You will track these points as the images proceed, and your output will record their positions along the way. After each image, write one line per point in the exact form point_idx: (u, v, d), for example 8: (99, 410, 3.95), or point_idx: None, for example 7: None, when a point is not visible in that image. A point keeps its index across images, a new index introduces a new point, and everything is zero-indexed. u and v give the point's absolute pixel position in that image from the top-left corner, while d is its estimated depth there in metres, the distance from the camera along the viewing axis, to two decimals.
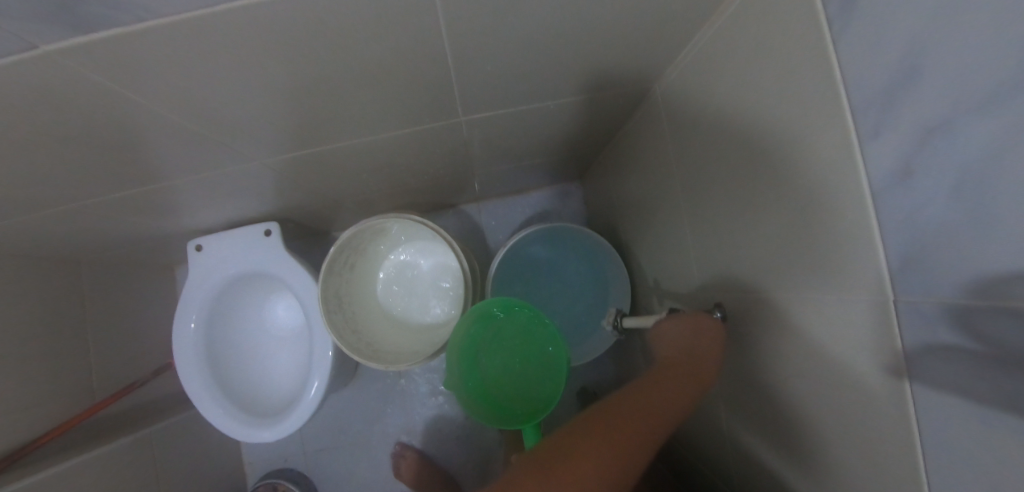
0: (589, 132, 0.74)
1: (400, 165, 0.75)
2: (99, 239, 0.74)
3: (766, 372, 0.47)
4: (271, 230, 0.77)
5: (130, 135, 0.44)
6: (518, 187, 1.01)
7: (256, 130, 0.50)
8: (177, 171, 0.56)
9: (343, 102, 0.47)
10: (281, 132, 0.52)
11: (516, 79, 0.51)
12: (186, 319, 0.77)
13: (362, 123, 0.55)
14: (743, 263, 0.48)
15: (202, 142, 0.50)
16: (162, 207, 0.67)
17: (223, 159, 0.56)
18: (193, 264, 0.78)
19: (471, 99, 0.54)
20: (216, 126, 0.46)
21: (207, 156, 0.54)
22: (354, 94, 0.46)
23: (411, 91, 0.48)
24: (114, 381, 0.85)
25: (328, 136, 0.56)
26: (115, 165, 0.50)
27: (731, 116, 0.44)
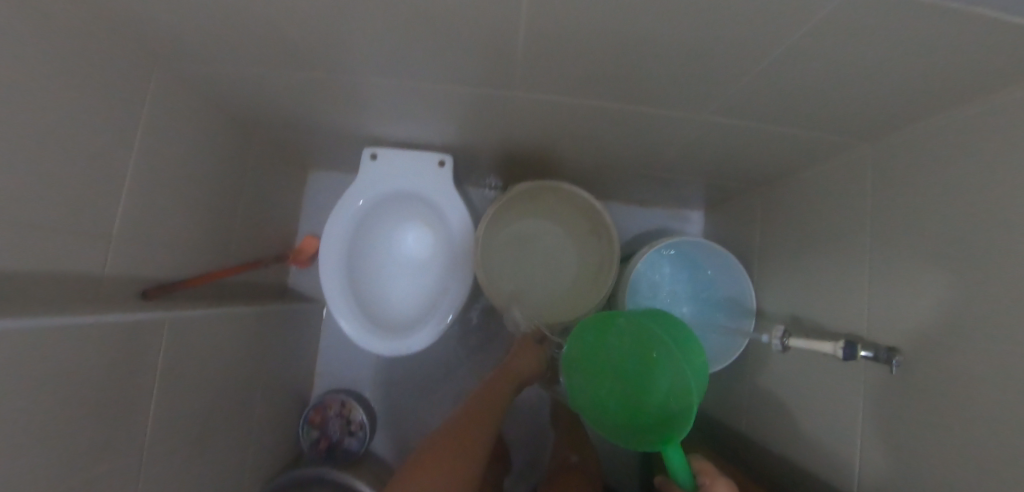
0: (763, 167, 0.78)
1: (577, 139, 0.78)
2: (289, 118, 0.79)
3: (904, 433, 0.47)
4: (445, 162, 0.81)
5: (373, 25, 0.47)
6: (655, 199, 1.05)
7: (484, 55, 0.52)
8: (375, 67, 0.58)
9: (592, 59, 0.50)
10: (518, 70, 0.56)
11: (741, 89, 0.53)
12: (341, 217, 0.81)
13: (589, 86, 0.58)
14: (913, 312, 0.48)
15: (430, 53, 0.53)
16: (359, 105, 0.72)
17: (426, 72, 0.59)
18: (362, 168, 0.82)
19: (694, 98, 0.57)
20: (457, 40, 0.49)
21: (412, 62, 0.56)
22: (615, 61, 0.50)
23: (655, 72, 0.52)
24: (244, 252, 0.88)
25: (552, 90, 0.60)
26: (342, 49, 0.54)
27: (951, 175, 0.45)
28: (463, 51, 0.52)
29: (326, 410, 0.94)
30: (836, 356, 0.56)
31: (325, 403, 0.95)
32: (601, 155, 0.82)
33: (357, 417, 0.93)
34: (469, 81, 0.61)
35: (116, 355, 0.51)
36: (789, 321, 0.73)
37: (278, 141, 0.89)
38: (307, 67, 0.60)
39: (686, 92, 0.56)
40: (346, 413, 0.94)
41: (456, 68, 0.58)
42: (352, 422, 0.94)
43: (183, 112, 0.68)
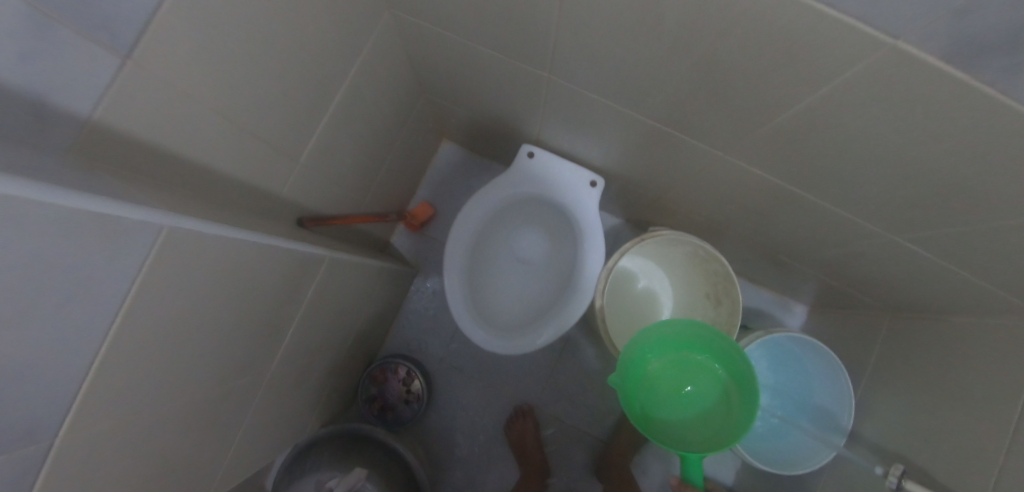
0: (909, 299, 0.75)
1: (736, 206, 0.77)
2: (470, 94, 0.81)
3: None
4: (598, 183, 0.81)
5: (633, 41, 0.49)
6: (771, 284, 1.03)
7: (725, 108, 0.53)
8: (593, 79, 0.60)
9: (833, 151, 0.50)
10: (739, 130, 0.56)
11: (960, 229, 0.51)
12: (480, 203, 0.82)
13: (797, 170, 0.58)
14: None
15: (665, 86, 0.54)
16: (547, 103, 0.73)
17: (643, 100, 0.60)
18: (516, 163, 0.83)
19: (906, 219, 0.56)
20: (709, 85, 0.50)
21: (634, 90, 0.58)
22: (852, 162, 0.50)
23: (884, 184, 0.51)
24: (375, 201, 0.89)
25: (759, 159, 0.60)
26: (580, 54, 0.56)
27: None
28: (703, 99, 0.53)
29: (391, 372, 0.94)
30: None
31: (389, 366, 0.94)
32: (756, 229, 0.81)
33: (417, 389, 0.94)
34: (680, 127, 0.62)
35: (280, 269, 0.52)
36: (891, 459, 0.71)
37: (441, 109, 0.91)
38: (530, 60, 0.62)
39: (898, 213, 0.55)
40: (409, 381, 0.94)
41: (672, 109, 0.59)
42: (410, 392, 0.94)
43: (389, 60, 0.70)
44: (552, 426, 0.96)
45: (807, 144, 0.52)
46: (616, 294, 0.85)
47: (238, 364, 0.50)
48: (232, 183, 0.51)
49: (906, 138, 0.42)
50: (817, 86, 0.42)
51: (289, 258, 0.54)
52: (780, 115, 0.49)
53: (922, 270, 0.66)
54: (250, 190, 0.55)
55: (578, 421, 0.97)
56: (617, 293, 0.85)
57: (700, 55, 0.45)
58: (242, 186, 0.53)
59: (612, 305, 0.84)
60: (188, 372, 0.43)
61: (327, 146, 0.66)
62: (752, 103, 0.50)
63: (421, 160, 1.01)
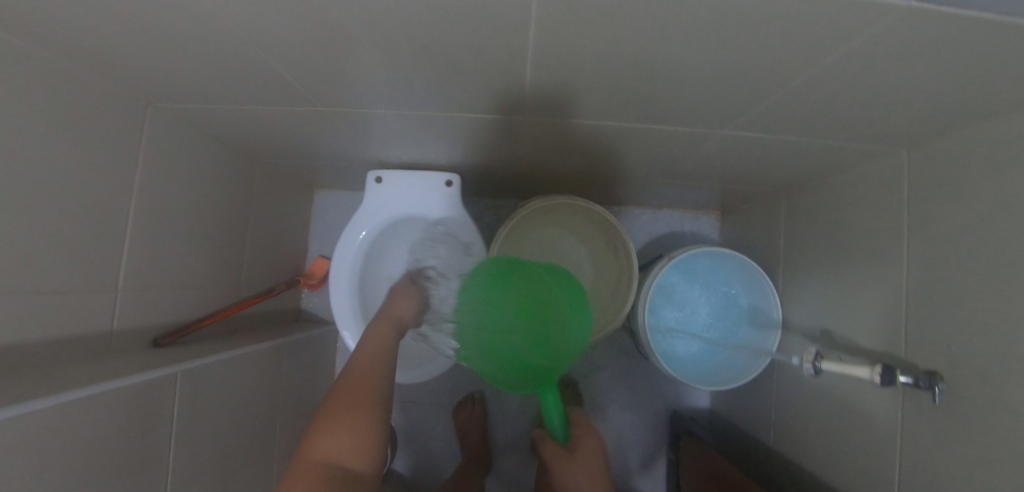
0: (790, 174, 0.74)
1: (588, 153, 0.75)
2: (296, 147, 0.78)
3: (955, 444, 0.47)
4: (454, 181, 0.79)
5: (374, 53, 0.45)
6: (670, 204, 1.02)
7: (505, 84, 0.51)
8: (389, 101, 0.58)
9: (621, 82, 0.48)
10: (528, 94, 0.53)
11: (779, 108, 0.51)
12: (348, 247, 0.79)
13: (604, 107, 0.56)
14: (970, 333, 0.47)
15: (451, 83, 0.52)
16: (368, 131, 0.70)
17: (442, 99, 0.57)
18: (368, 192, 0.80)
19: (727, 116, 0.55)
20: (471, 68, 0.47)
21: (426, 96, 0.56)
22: (642, 85, 0.48)
23: (685, 95, 0.50)
24: (254, 282, 0.87)
25: (572, 110, 0.57)
26: (353, 85, 0.53)
27: (1008, 197, 0.43)
28: (478, 78, 0.49)
29: None
30: (873, 380, 0.54)
31: None
32: (626, 166, 0.80)
33: None
34: (486, 109, 0.59)
35: (151, 406, 0.52)
36: (820, 337, 0.72)
37: (285, 166, 0.88)
38: (321, 102, 0.59)
39: (713, 108, 0.53)
40: None
41: (466, 97, 0.56)
42: None
43: (184, 150, 0.67)
44: (515, 418, 0.99)
45: (594, 81, 0.49)
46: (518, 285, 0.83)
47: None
48: (54, 349, 0.49)
49: (658, 50, 0.40)
50: (552, 35, 0.39)
51: (160, 387, 0.53)
52: (548, 72, 0.46)
53: (771, 146, 0.64)
54: (76, 343, 0.52)
55: (538, 402, 1.00)
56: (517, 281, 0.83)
57: (434, 41, 0.42)
58: (69, 343, 0.51)
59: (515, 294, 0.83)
60: None
61: (154, 261, 0.64)
62: (515, 65, 0.46)
63: (286, 220, 0.97)
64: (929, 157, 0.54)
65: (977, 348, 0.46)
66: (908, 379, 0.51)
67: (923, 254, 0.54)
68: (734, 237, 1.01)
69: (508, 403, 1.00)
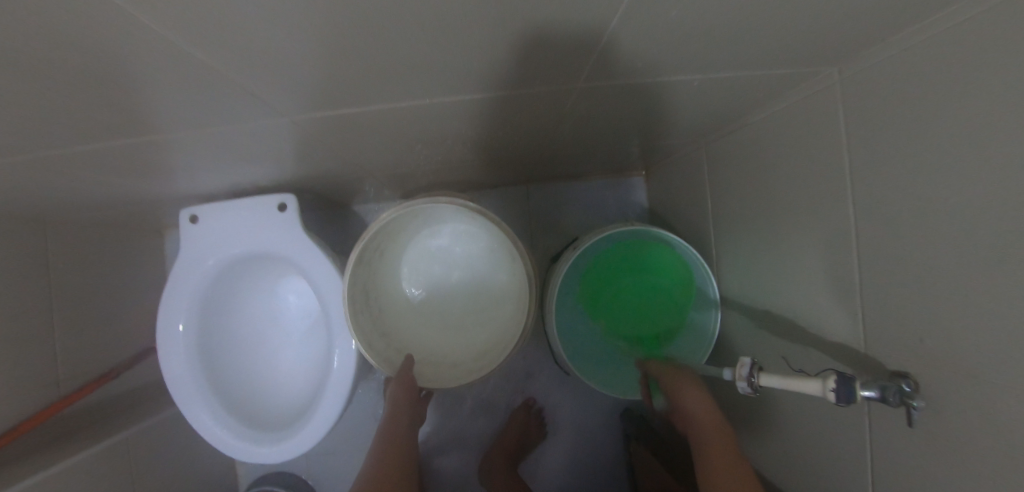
0: (702, 119, 0.57)
1: (442, 142, 0.57)
2: (64, 201, 0.59)
3: (937, 477, 0.34)
4: (287, 203, 0.59)
5: None
6: (585, 172, 0.85)
7: (218, 88, 0.33)
8: (102, 135, 0.40)
9: (377, 56, 0.31)
10: (270, 92, 0.36)
11: (639, 45, 0.34)
12: (174, 307, 0.60)
13: (401, 87, 0.38)
14: (946, 328, 0.32)
15: (143, 100, 0.34)
16: (133, 168, 0.52)
17: (172, 119, 0.39)
18: (184, 237, 0.60)
19: (582, 70, 0.39)
20: (134, 81, 0.30)
21: (139, 119, 0.38)
22: (415, 54, 0.31)
23: (495, 54, 0.33)
24: (88, 370, 0.71)
25: (360, 98, 0.40)
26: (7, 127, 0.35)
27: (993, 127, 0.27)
28: (168, 88, 0.32)
29: None
30: (828, 398, 0.38)
31: None
32: (502, 147, 0.63)
33: None
34: (247, 118, 0.42)
35: None
36: (761, 318, 0.58)
37: (91, 221, 0.69)
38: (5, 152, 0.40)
39: (548, 59, 0.36)
40: None
41: (197, 110, 0.38)
42: None
43: None
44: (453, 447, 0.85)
45: (343, 60, 0.31)
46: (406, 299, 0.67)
47: None
48: None
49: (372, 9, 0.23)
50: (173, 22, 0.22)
51: None
52: (254, 64, 0.30)
53: (659, 92, 0.46)
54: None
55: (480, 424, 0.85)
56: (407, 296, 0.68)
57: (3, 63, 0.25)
58: None
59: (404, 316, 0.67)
60: None
61: None
62: (195, 65, 0.29)
63: (122, 282, 0.79)
64: (870, 72, 0.37)
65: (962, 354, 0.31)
66: (873, 392, 0.36)
67: (869, 213, 0.39)
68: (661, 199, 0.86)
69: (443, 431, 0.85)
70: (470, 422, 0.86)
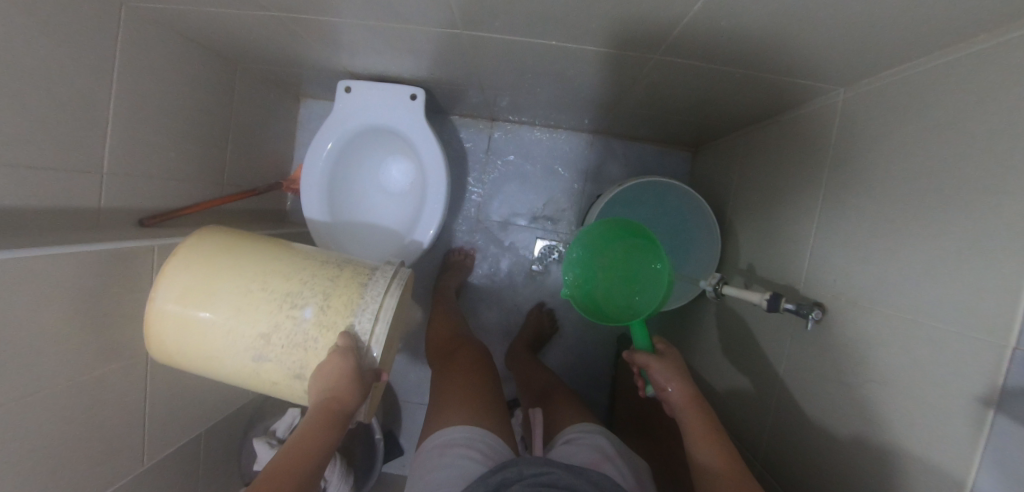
0: (746, 108, 0.74)
1: (546, 76, 0.76)
2: (261, 52, 0.80)
3: (817, 351, 0.56)
4: (418, 94, 0.80)
5: None
6: (641, 134, 1.04)
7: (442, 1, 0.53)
8: (342, 12, 0.60)
9: (547, 2, 0.49)
10: (465, 11, 0.55)
11: (711, 33, 0.51)
12: (319, 149, 0.82)
13: (542, 26, 0.56)
14: (857, 259, 0.52)
15: None
16: (327, 41, 0.71)
17: (395, 13, 0.58)
18: (338, 101, 0.82)
19: (676, 45, 0.56)
20: None
21: (370, 6, 0.57)
22: (569, 7, 0.50)
23: (616, 17, 0.51)
24: (238, 184, 0.96)
25: (518, 30, 0.59)
26: None
27: (932, 139, 0.44)
28: None
29: None
30: (762, 306, 0.58)
31: None
32: (590, 94, 0.81)
33: None
34: (436, 26, 0.61)
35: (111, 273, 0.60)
36: (745, 269, 0.77)
37: (262, 71, 0.91)
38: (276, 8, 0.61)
39: (647, 31, 0.54)
40: None
41: (410, 10, 0.57)
42: None
43: (160, 51, 0.71)
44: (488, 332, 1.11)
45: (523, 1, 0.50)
46: (316, 296, 0.58)
47: (125, 344, 0.64)
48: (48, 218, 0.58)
49: None
50: None
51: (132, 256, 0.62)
52: None
53: (716, 74, 0.63)
54: (67, 218, 0.61)
55: (514, 316, 1.11)
56: (321, 300, 0.58)
57: None
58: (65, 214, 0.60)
59: (298, 333, 0.57)
60: (62, 364, 0.55)
61: (143, 158, 0.72)
62: None
63: (266, 127, 1.03)
64: (870, 91, 0.54)
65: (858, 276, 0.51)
66: (793, 306, 0.55)
67: (839, 191, 0.57)
68: (699, 173, 1.06)
69: (484, 315, 1.11)
70: (502, 316, 1.11)
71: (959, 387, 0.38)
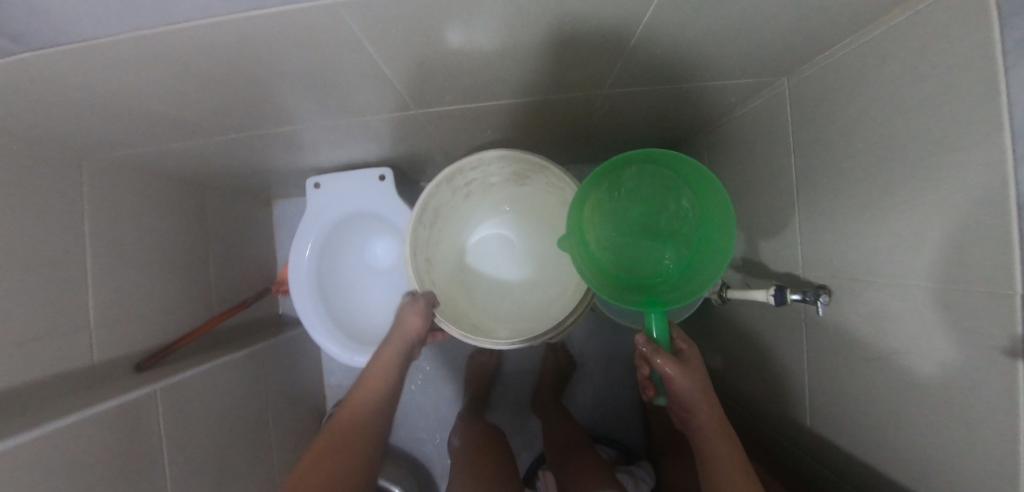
0: (700, 114, 0.77)
1: (505, 129, 0.78)
2: (229, 170, 0.81)
3: (837, 337, 0.56)
4: (386, 174, 0.81)
5: (258, 81, 0.48)
6: (609, 157, 1.07)
7: (393, 88, 0.55)
8: (298, 118, 0.61)
9: (489, 67, 0.51)
10: (415, 92, 0.56)
11: (650, 58, 0.54)
12: (301, 249, 0.82)
13: (489, 87, 0.58)
14: (848, 238, 0.52)
15: (344, 93, 0.54)
16: (290, 146, 0.73)
17: (350, 107, 0.60)
18: (310, 198, 0.82)
19: (620, 75, 0.59)
20: (351, 79, 0.50)
21: (325, 107, 0.59)
22: (511, 65, 0.51)
23: (557, 65, 0.53)
24: (227, 299, 0.94)
25: (468, 96, 0.60)
26: (254, 111, 0.56)
27: (883, 112, 0.46)
28: (364, 86, 0.53)
29: None
30: (769, 302, 0.58)
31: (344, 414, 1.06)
32: (549, 134, 0.84)
33: None
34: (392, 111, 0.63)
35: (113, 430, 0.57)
36: (740, 264, 0.78)
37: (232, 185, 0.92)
38: (233, 128, 0.62)
39: (588, 70, 0.56)
40: None
41: (360, 102, 0.58)
42: None
43: (127, 191, 0.71)
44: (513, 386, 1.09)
45: (467, 70, 0.52)
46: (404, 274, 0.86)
47: None
48: (38, 388, 0.56)
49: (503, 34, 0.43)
50: (402, 45, 0.43)
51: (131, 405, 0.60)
52: (416, 72, 0.50)
53: (664, 92, 0.66)
54: (57, 383, 0.59)
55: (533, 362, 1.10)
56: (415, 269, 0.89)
57: (300, 68, 0.46)
58: (54, 380, 0.58)
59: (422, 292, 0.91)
60: None
61: (125, 299, 0.70)
62: (386, 72, 0.50)
63: (246, 236, 1.03)
64: (810, 76, 0.56)
65: (854, 256, 0.52)
66: (799, 296, 0.55)
67: (809, 175, 0.58)
68: None
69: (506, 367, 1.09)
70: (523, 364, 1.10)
71: (984, 343, 0.38)
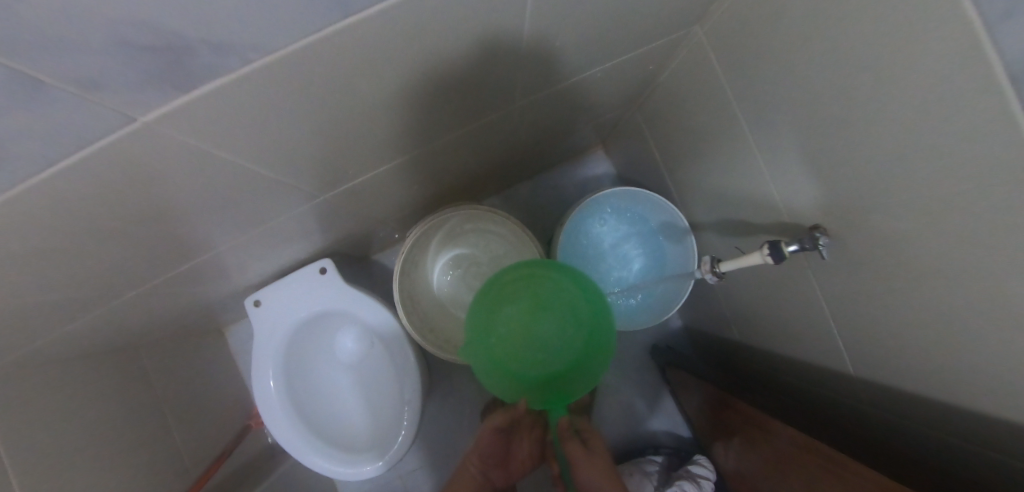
0: (625, 92, 0.73)
1: (435, 177, 0.72)
2: (154, 323, 0.72)
3: None
4: (327, 266, 0.73)
5: (121, 235, 0.39)
6: (550, 161, 1.02)
7: (291, 185, 0.47)
8: (199, 250, 0.53)
9: (385, 128, 0.44)
10: (317, 180, 0.49)
11: (553, 61, 0.48)
12: (263, 377, 0.73)
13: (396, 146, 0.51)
14: None
15: (238, 210, 0.47)
16: (209, 276, 0.64)
17: (253, 219, 0.52)
18: (254, 320, 0.73)
19: (529, 88, 0.53)
20: (234, 194, 0.42)
21: (224, 230, 0.50)
22: (409, 117, 0.45)
23: (459, 99, 0.47)
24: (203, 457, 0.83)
25: (378, 162, 0.54)
26: (140, 263, 0.47)
27: None
28: (255, 194, 0.45)
29: None
30: (768, 261, 0.51)
31: None
32: (482, 163, 0.78)
33: None
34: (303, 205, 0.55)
35: None
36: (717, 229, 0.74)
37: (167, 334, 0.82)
38: (130, 286, 0.53)
39: (494, 93, 0.50)
40: None
41: (262, 211, 0.50)
42: None
43: None
44: None
45: (364, 139, 0.45)
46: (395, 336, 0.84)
47: None
48: None
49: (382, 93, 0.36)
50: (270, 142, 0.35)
51: None
52: (307, 161, 0.43)
53: (581, 84, 0.61)
54: None
55: None
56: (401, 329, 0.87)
57: (165, 207, 0.37)
58: None
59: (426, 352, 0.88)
60: None
61: None
62: (272, 174, 0.42)
63: (203, 379, 0.92)
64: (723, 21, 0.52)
65: None
66: (795, 245, 0.47)
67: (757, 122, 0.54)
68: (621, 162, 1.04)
69: None
70: None
71: None
